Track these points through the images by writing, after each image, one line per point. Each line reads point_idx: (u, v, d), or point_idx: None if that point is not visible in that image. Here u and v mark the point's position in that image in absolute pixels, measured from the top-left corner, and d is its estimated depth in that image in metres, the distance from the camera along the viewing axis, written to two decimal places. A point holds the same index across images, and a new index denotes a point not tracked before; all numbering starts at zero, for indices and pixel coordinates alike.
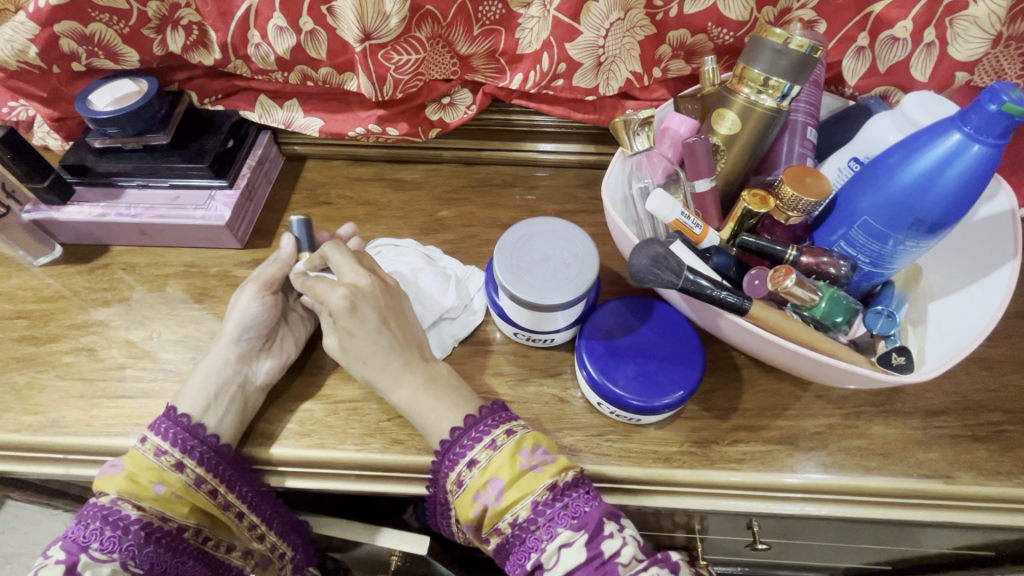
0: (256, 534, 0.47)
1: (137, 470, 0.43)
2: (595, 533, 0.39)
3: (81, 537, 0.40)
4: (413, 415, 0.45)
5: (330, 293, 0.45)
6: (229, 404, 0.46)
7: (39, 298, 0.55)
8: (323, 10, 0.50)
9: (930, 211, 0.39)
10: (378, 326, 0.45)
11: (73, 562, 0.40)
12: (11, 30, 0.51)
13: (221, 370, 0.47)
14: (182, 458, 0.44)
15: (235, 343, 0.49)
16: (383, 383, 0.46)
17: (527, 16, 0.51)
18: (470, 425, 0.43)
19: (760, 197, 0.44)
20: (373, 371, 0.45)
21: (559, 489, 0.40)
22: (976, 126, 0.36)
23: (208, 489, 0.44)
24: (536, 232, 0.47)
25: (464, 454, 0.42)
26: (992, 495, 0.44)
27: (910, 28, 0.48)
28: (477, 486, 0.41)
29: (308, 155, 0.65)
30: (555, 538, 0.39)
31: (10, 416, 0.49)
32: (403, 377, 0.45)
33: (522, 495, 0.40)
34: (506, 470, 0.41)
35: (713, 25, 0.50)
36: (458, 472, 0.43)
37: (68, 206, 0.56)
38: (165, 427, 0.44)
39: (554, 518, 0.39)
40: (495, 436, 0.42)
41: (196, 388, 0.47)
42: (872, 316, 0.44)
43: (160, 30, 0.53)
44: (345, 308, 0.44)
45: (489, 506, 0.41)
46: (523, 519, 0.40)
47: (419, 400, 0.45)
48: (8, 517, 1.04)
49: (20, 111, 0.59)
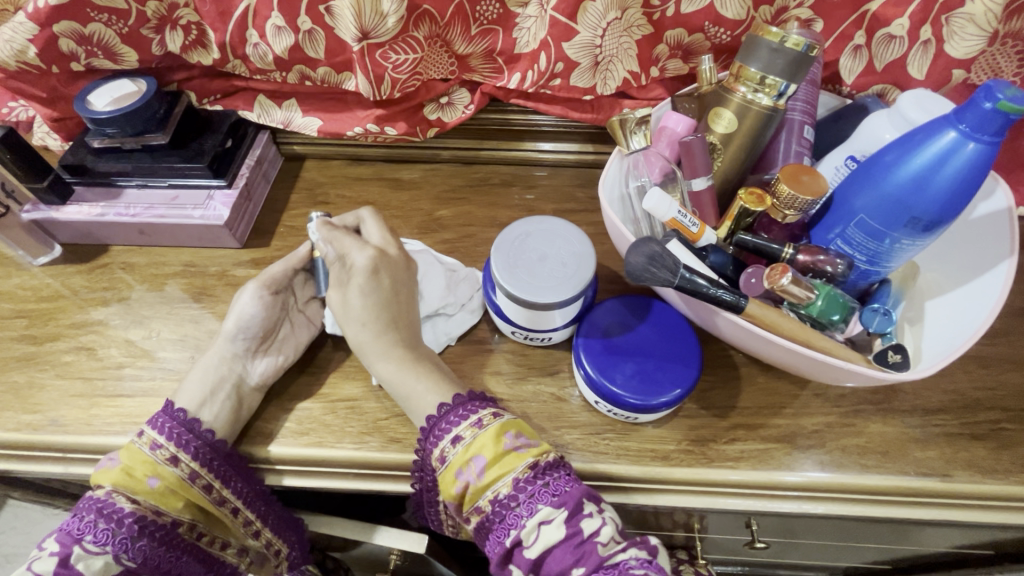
0: (251, 531, 0.47)
1: (132, 463, 0.43)
2: (575, 511, 0.39)
3: (76, 530, 0.40)
4: (396, 388, 0.46)
5: (354, 253, 0.49)
6: (224, 400, 0.46)
7: (38, 298, 0.56)
8: (321, 9, 0.50)
9: (926, 209, 0.39)
10: (386, 290, 0.48)
11: (66, 554, 0.40)
12: (11, 31, 0.51)
13: (218, 363, 0.48)
14: (177, 452, 0.44)
15: (232, 340, 0.49)
16: (373, 352, 0.47)
17: (525, 15, 0.51)
18: (456, 404, 0.43)
19: (757, 195, 0.44)
20: (368, 335, 0.47)
21: (540, 468, 0.40)
22: (971, 124, 0.36)
23: (203, 484, 0.44)
24: (533, 231, 0.47)
25: (448, 431, 0.42)
26: (990, 493, 0.44)
27: (906, 26, 0.48)
28: (459, 463, 0.41)
29: (307, 155, 0.65)
30: (535, 514, 0.39)
31: (10, 415, 0.49)
32: (390, 352, 0.47)
33: (503, 472, 0.40)
34: (490, 448, 0.41)
35: (710, 24, 0.50)
36: (441, 449, 0.42)
37: (67, 206, 0.57)
38: (162, 421, 0.44)
39: (534, 495, 0.39)
40: (480, 415, 0.43)
41: (195, 382, 0.47)
42: (869, 315, 0.44)
43: (159, 30, 0.53)
44: (367, 268, 0.48)
45: (470, 482, 0.41)
46: (503, 495, 0.40)
47: (404, 374, 0.46)
48: (8, 516, 1.04)
49: (20, 111, 0.60)
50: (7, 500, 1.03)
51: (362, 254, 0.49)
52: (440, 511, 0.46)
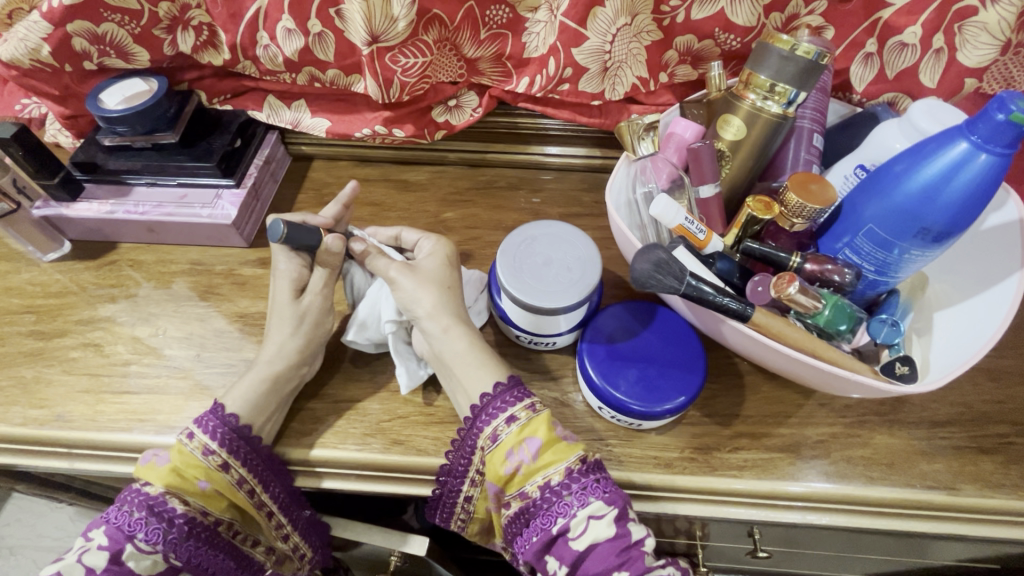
0: (281, 534, 0.46)
1: (182, 464, 0.42)
2: (623, 513, 0.39)
3: (126, 526, 0.40)
4: (463, 359, 0.45)
5: (423, 243, 0.51)
6: (275, 415, 0.47)
7: (47, 293, 0.56)
8: (332, 12, 0.51)
9: (937, 219, 0.39)
10: (455, 279, 0.49)
11: (118, 551, 0.40)
12: (25, 29, 0.52)
13: (287, 374, 0.47)
14: (228, 458, 0.43)
15: (285, 323, 0.49)
16: (444, 319, 0.46)
17: (535, 20, 0.51)
18: (511, 385, 0.44)
19: (765, 202, 0.44)
20: (449, 298, 0.47)
21: (590, 463, 0.41)
22: (983, 135, 0.36)
23: (247, 488, 0.44)
24: (540, 235, 0.47)
25: (503, 411, 0.42)
26: (998, 508, 0.44)
27: (919, 34, 0.47)
28: (512, 443, 0.41)
29: (315, 155, 0.65)
30: (586, 506, 0.39)
31: (17, 410, 0.49)
32: (464, 324, 0.47)
33: (557, 459, 0.41)
34: (544, 431, 0.41)
35: (721, 31, 0.50)
36: (494, 427, 0.42)
37: (76, 203, 0.57)
38: (211, 424, 0.44)
39: (586, 488, 0.40)
40: (533, 400, 0.43)
41: (250, 393, 0.46)
42: (876, 325, 0.44)
43: (171, 30, 0.54)
44: (449, 252, 0.50)
45: (522, 463, 0.41)
46: (555, 483, 0.40)
47: (477, 349, 0.46)
48: (13, 510, 1.06)
49: (33, 108, 0.61)
50: (11, 492, 1.05)
51: (435, 243, 0.50)
52: (457, 504, 0.46)
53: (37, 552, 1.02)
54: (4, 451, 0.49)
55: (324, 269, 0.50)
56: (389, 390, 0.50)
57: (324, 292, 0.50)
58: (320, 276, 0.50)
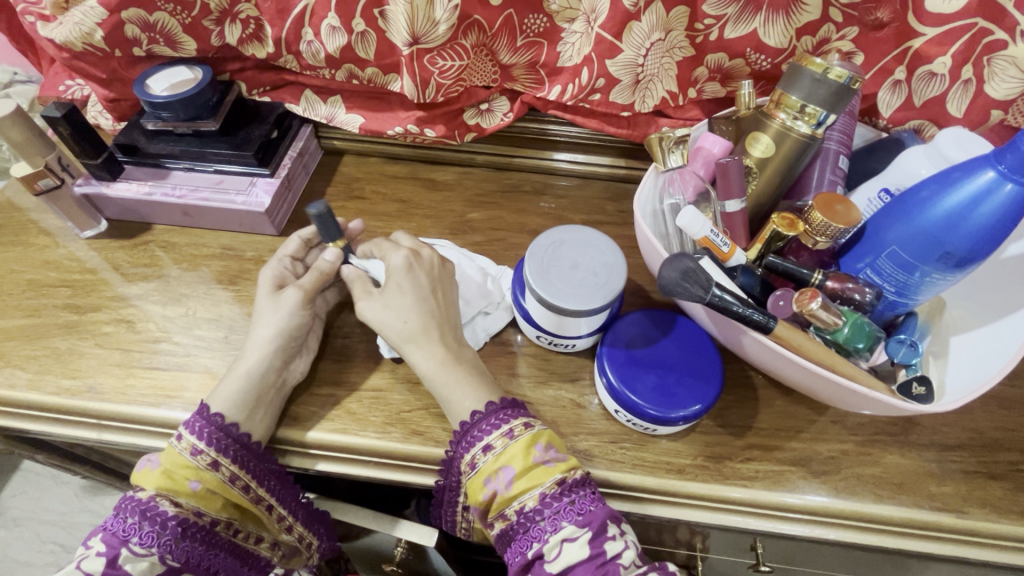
0: (284, 526, 0.48)
1: (171, 466, 0.43)
2: (598, 532, 0.40)
3: (121, 531, 0.41)
4: (436, 385, 0.46)
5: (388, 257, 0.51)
6: (257, 406, 0.46)
7: (82, 269, 0.58)
8: (376, 12, 0.52)
9: (960, 245, 0.40)
10: (417, 290, 0.49)
11: (114, 556, 0.41)
12: (81, 13, 0.53)
13: (260, 370, 0.47)
14: (217, 457, 0.44)
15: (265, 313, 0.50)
16: (411, 348, 0.47)
17: (571, 30, 0.52)
18: (490, 412, 0.44)
19: (789, 220, 0.46)
20: (411, 330, 0.47)
21: (567, 485, 0.41)
22: (1011, 165, 0.37)
23: (242, 484, 0.45)
24: (567, 238, 0.48)
25: (481, 438, 0.43)
26: (1002, 534, 0.44)
27: (948, 64, 0.48)
28: (489, 471, 0.42)
29: (346, 150, 0.67)
30: (559, 530, 0.40)
31: (51, 379, 0.51)
32: (433, 347, 0.47)
33: (532, 485, 0.41)
34: (519, 459, 0.41)
35: (752, 51, 0.51)
36: (472, 455, 0.43)
37: (116, 183, 0.59)
38: (199, 426, 0.44)
39: (559, 512, 0.40)
40: (512, 426, 0.43)
41: (229, 388, 0.46)
42: (894, 346, 0.45)
43: (220, 22, 0.55)
44: (403, 266, 0.49)
45: (498, 492, 0.42)
46: (529, 509, 0.41)
47: (442, 375, 0.46)
48: (20, 482, 1.07)
49: (76, 90, 0.62)
50: (22, 463, 1.07)
51: (394, 259, 0.50)
52: (457, 512, 0.48)
53: (41, 525, 1.03)
54: (32, 418, 0.51)
55: (315, 273, 0.51)
56: (409, 382, 0.51)
57: (307, 285, 0.50)
58: (310, 276, 0.51)
